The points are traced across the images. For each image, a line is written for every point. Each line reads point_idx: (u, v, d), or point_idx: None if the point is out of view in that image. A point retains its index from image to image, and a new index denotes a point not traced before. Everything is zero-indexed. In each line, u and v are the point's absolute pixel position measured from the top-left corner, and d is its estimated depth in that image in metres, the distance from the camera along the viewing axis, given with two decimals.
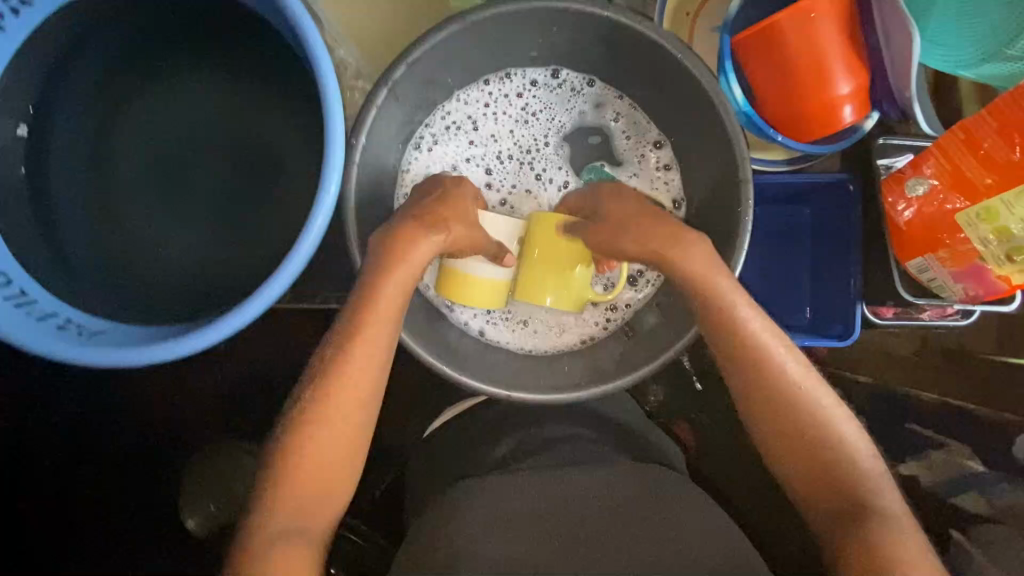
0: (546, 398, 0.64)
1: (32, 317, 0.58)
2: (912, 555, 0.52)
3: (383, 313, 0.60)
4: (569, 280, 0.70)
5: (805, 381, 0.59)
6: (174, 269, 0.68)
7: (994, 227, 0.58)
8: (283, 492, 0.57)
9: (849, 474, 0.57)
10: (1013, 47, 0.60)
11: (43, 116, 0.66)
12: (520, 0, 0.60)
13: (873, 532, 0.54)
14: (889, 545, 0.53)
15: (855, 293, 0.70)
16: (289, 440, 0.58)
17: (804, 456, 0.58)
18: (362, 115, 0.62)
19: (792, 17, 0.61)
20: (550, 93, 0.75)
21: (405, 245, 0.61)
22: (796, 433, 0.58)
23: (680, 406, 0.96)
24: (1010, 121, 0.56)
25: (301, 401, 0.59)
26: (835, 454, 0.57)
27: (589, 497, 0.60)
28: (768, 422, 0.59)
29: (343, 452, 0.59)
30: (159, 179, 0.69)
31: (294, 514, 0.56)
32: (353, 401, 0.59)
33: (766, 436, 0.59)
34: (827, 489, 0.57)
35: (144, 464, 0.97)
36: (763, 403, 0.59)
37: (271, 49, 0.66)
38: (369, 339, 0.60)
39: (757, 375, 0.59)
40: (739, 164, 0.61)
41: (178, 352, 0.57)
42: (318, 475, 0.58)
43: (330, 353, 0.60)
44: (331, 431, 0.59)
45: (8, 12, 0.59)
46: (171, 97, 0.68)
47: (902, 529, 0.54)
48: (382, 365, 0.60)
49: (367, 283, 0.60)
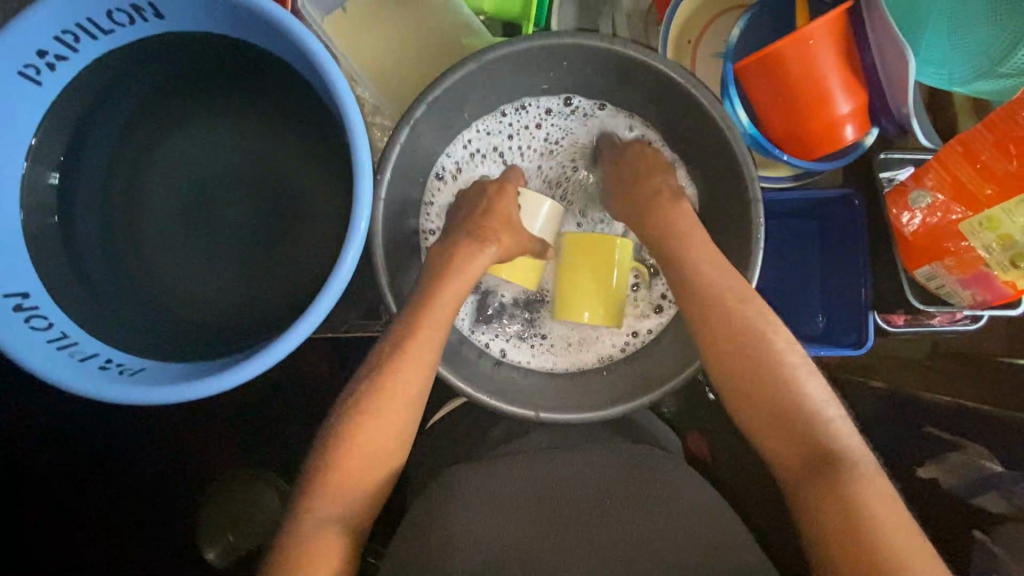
0: (574, 418, 0.66)
1: (75, 360, 0.61)
2: (876, 507, 0.54)
3: (434, 323, 0.64)
4: (607, 293, 0.75)
5: (784, 355, 0.62)
6: (206, 306, 0.71)
7: (998, 234, 0.61)
8: (325, 486, 0.60)
9: (822, 437, 0.59)
10: (1003, 66, 0.63)
11: (73, 163, 0.68)
12: (533, 38, 0.63)
13: (842, 488, 0.55)
14: (856, 501, 0.55)
15: (866, 302, 0.72)
16: (340, 430, 0.61)
17: (776, 422, 0.60)
18: (386, 152, 0.65)
19: (793, 44, 0.64)
20: (571, 123, 0.78)
21: (464, 256, 0.68)
22: (769, 401, 0.60)
23: (693, 418, 0.98)
24: (1006, 134, 0.59)
25: (357, 392, 0.63)
26: (806, 411, 0.60)
27: (618, 512, 0.61)
28: (742, 391, 0.62)
29: (389, 447, 0.62)
30: (188, 219, 0.72)
31: (340, 509, 0.59)
32: (403, 401, 0.63)
33: (740, 407, 0.62)
34: (796, 452, 0.59)
35: (163, 488, 0.98)
36: (739, 377, 0.62)
37: (294, 92, 0.68)
38: (421, 345, 0.63)
39: (736, 351, 0.62)
40: (749, 183, 0.64)
41: (220, 388, 0.59)
42: (358, 467, 0.61)
43: (383, 352, 0.63)
44: (379, 434, 0.62)
45: (45, 69, 0.61)
46: (199, 141, 0.71)
47: (869, 485, 0.56)
48: (429, 368, 0.64)
49: (424, 292, 0.65)
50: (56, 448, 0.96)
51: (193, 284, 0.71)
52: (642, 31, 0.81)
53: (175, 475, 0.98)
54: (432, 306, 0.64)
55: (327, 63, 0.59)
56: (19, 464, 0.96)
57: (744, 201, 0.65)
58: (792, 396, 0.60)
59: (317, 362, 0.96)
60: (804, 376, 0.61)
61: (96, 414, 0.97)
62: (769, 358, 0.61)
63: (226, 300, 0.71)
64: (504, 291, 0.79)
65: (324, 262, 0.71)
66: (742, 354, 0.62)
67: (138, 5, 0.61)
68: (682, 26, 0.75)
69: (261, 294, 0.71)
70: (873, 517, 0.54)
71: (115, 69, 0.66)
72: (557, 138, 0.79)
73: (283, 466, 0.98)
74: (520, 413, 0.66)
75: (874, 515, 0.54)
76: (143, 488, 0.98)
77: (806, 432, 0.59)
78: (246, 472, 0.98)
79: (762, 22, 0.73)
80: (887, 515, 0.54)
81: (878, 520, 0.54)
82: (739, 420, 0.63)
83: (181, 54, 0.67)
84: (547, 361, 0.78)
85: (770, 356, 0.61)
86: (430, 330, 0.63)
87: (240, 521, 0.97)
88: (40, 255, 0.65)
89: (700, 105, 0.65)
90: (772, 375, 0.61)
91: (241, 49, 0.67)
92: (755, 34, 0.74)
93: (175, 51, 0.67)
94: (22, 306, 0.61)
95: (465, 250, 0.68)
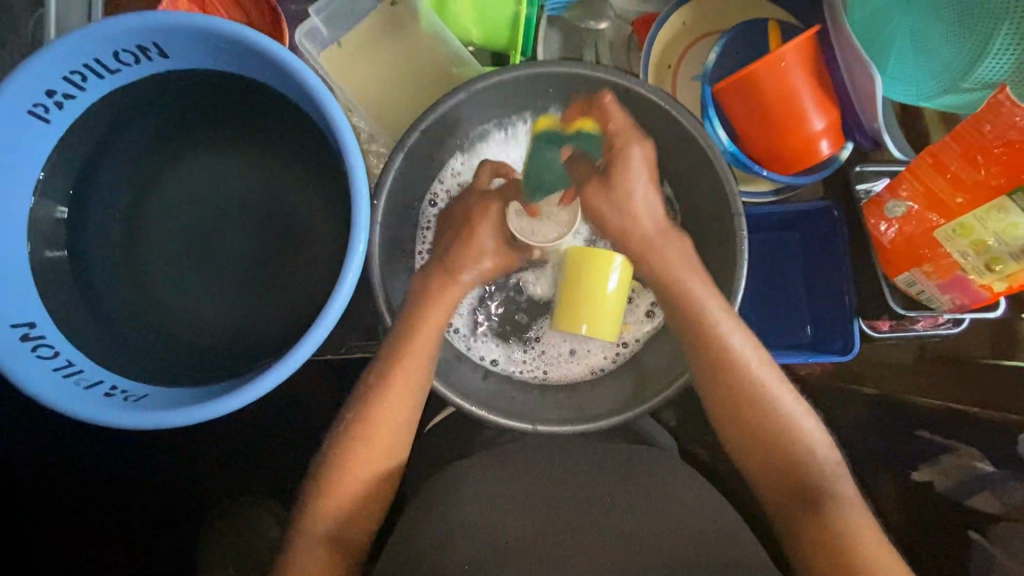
0: (571, 429, 0.68)
1: (80, 387, 0.63)
2: (864, 541, 0.59)
3: (427, 353, 0.68)
4: (603, 309, 0.75)
5: (776, 385, 0.66)
6: (208, 331, 0.73)
7: (971, 241, 0.63)
8: (328, 498, 0.64)
9: (811, 468, 0.63)
10: (968, 80, 0.66)
11: (79, 195, 0.70)
12: (518, 66, 0.67)
13: (830, 519, 0.60)
14: (843, 531, 0.59)
15: (850, 308, 0.74)
16: (334, 454, 0.66)
17: (769, 452, 0.64)
18: (382, 178, 0.68)
19: (765, 67, 0.67)
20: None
21: (439, 283, 0.71)
22: (763, 435, 0.65)
23: (694, 429, 1.00)
24: (973, 145, 0.62)
25: (348, 418, 0.67)
26: (796, 446, 0.64)
27: (618, 521, 0.63)
28: (738, 425, 0.65)
29: (382, 469, 0.67)
30: (190, 248, 0.74)
31: (342, 519, 0.64)
32: (393, 425, 0.67)
33: (736, 437, 0.66)
34: (789, 487, 0.63)
35: (162, 513, 0.98)
36: (734, 407, 0.65)
37: (294, 123, 0.72)
38: (413, 369, 0.67)
39: (733, 381, 0.66)
40: (730, 197, 0.67)
41: (221, 412, 0.61)
42: (354, 491, 0.65)
43: (374, 380, 0.68)
44: (378, 448, 0.66)
45: (54, 107, 0.64)
46: (201, 171, 0.74)
47: (853, 515, 0.60)
48: (417, 393, 0.68)
49: (411, 315, 0.68)
50: (56, 479, 0.96)
51: (195, 309, 0.73)
52: (625, 56, 0.85)
53: (182, 503, 0.98)
54: (426, 339, 0.68)
55: (325, 96, 0.61)
56: (16, 496, 0.96)
57: (727, 214, 0.68)
58: (784, 428, 0.64)
59: (318, 385, 0.97)
60: (795, 408, 0.66)
61: (96, 444, 0.97)
62: (763, 394, 0.65)
63: (228, 326, 0.73)
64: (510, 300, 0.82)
65: (322, 285, 0.73)
66: (738, 385, 0.65)
67: (144, 46, 0.63)
68: (662, 52, 0.79)
69: (261, 318, 0.73)
70: (858, 545, 0.58)
71: (121, 106, 0.69)
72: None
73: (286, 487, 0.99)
74: (518, 426, 0.68)
75: (859, 545, 0.58)
76: (152, 516, 0.98)
77: (797, 462, 0.63)
78: (249, 500, 0.98)
79: (738, 45, 0.77)
80: (871, 545, 0.58)
81: (863, 550, 0.58)
82: (733, 449, 0.67)
83: (184, 91, 0.71)
84: (539, 371, 0.80)
85: (764, 393, 0.65)
86: (421, 355, 0.67)
87: (246, 548, 0.97)
88: (46, 285, 0.67)
89: (681, 126, 0.68)
90: (764, 406, 0.65)
91: (241, 84, 0.70)
92: (732, 57, 0.77)
93: (178, 87, 0.70)
94: (29, 336, 0.63)
95: (453, 278, 0.72)
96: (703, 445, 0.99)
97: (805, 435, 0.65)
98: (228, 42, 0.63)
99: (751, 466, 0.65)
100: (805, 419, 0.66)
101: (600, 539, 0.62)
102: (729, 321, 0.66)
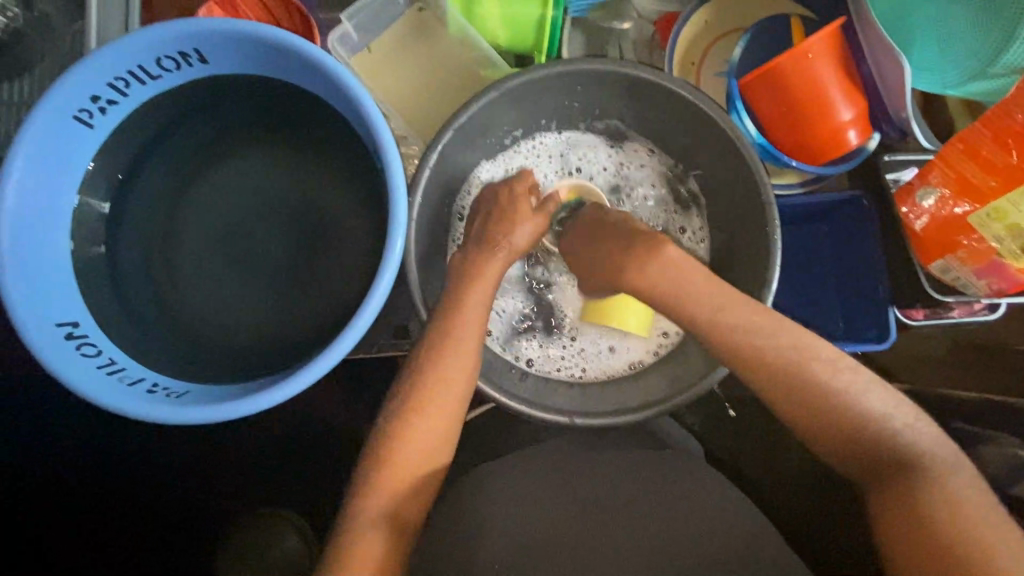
0: (609, 421, 0.69)
1: (124, 384, 0.63)
2: (965, 512, 0.53)
3: (468, 343, 0.68)
4: (627, 323, 0.78)
5: (835, 364, 0.61)
6: (245, 331, 0.73)
7: (1005, 225, 0.63)
8: (380, 486, 0.63)
9: (893, 444, 0.58)
10: (994, 66, 0.67)
11: (118, 198, 0.72)
12: (549, 64, 0.68)
13: (925, 496, 0.54)
14: (943, 508, 0.53)
15: (886, 299, 0.75)
16: (386, 437, 0.65)
17: (841, 436, 0.59)
18: (417, 174, 0.69)
19: (791, 59, 0.68)
20: (599, 146, 0.83)
21: (474, 262, 0.71)
22: (823, 412, 0.59)
23: (716, 437, 0.97)
24: (1003, 129, 0.62)
25: (397, 401, 0.67)
26: (866, 418, 0.59)
27: (660, 512, 0.63)
28: (790, 403, 0.61)
29: (432, 454, 0.66)
30: (224, 249, 0.75)
31: (396, 510, 0.63)
32: (442, 409, 0.66)
33: (800, 426, 0.61)
34: (866, 459, 0.59)
35: (179, 519, 0.98)
36: (789, 400, 0.60)
37: (328, 126, 0.73)
38: (458, 357, 0.67)
39: (785, 366, 0.61)
40: (762, 187, 0.68)
41: (263, 406, 0.61)
42: (404, 475, 0.64)
43: (423, 365, 0.67)
44: (427, 437, 0.66)
45: (97, 113, 0.66)
46: (236, 174, 0.76)
47: (951, 485, 0.55)
48: (467, 379, 0.67)
49: (451, 301, 0.69)
50: (67, 482, 0.96)
51: (229, 309, 0.74)
52: (647, 55, 0.86)
53: (197, 508, 0.98)
54: (468, 320, 0.68)
55: (362, 96, 0.63)
56: (16, 492, 0.95)
57: (760, 204, 0.69)
58: (852, 407, 0.59)
59: (346, 386, 0.97)
60: (860, 385, 0.60)
61: (119, 451, 0.97)
62: (815, 372, 0.60)
63: (263, 325, 0.74)
64: (547, 298, 0.83)
65: (355, 284, 0.74)
66: (789, 371, 0.61)
67: (185, 52, 0.65)
68: (686, 50, 0.81)
69: (296, 317, 0.74)
70: (963, 521, 0.52)
71: (159, 111, 0.71)
72: (588, 160, 0.83)
73: (313, 491, 0.99)
74: (555, 419, 0.69)
75: (967, 520, 0.52)
76: (159, 516, 0.98)
77: (874, 439, 0.58)
78: (268, 507, 0.98)
79: (760, 42, 0.79)
80: (979, 516, 0.53)
81: (974, 525, 0.52)
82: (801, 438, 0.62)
83: (220, 95, 0.72)
84: (576, 369, 0.80)
85: (816, 370, 0.60)
86: (465, 344, 0.68)
87: (260, 562, 0.96)
88: (86, 285, 0.68)
89: (709, 119, 0.69)
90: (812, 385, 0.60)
91: (277, 88, 0.71)
92: (755, 54, 0.79)
93: (217, 92, 0.72)
94: (73, 334, 0.64)
95: (479, 274, 0.71)
96: (728, 454, 0.97)
97: (872, 406, 0.59)
98: (268, 46, 0.64)
99: (820, 443, 0.61)
100: (876, 391, 0.60)
101: (643, 528, 0.61)
102: (773, 322, 0.63)
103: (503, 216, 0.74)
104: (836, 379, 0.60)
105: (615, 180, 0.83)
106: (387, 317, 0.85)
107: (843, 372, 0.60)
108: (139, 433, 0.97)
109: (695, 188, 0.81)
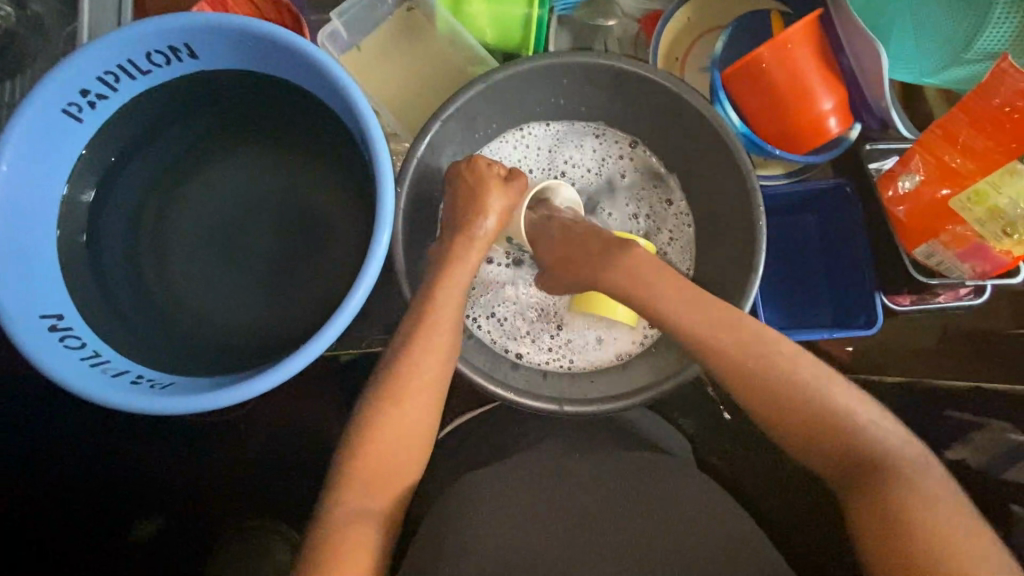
0: (596, 408, 0.69)
1: (107, 374, 0.63)
2: (933, 512, 0.53)
3: (447, 335, 0.67)
4: (613, 311, 0.78)
5: (801, 361, 0.63)
6: (229, 324, 0.73)
7: (987, 207, 0.65)
8: (363, 477, 0.63)
9: (865, 444, 0.59)
10: (971, 51, 0.71)
11: (104, 190, 0.72)
12: (534, 58, 0.70)
13: (884, 493, 0.55)
14: (907, 504, 0.54)
15: (871, 285, 0.76)
16: (368, 429, 0.64)
17: (812, 431, 0.61)
18: (405, 164, 0.69)
19: (771, 49, 0.70)
20: (584, 144, 0.84)
21: (463, 248, 0.72)
22: (797, 410, 0.61)
23: (711, 441, 0.95)
24: (979, 115, 0.65)
25: (379, 390, 0.66)
26: (839, 417, 0.60)
27: (652, 504, 0.62)
28: (763, 402, 0.62)
29: (415, 443, 0.65)
30: (211, 242, 0.75)
31: (375, 501, 0.62)
32: (426, 397, 0.66)
33: (772, 421, 0.62)
34: (840, 460, 0.60)
35: (169, 522, 0.96)
36: (755, 392, 0.63)
37: (316, 119, 0.74)
38: (438, 350, 0.67)
39: (765, 364, 0.63)
40: (746, 175, 0.69)
41: (242, 396, 0.60)
42: (384, 466, 0.63)
43: (404, 352, 0.67)
44: (408, 425, 0.65)
45: (86, 106, 0.66)
46: (223, 168, 0.76)
47: (918, 486, 0.55)
48: (449, 369, 0.67)
49: (435, 286, 0.69)
50: (52, 485, 0.94)
51: (215, 302, 0.74)
52: (632, 53, 0.88)
53: (185, 515, 0.97)
54: (449, 304, 0.68)
55: (351, 89, 0.63)
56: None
57: (743, 191, 0.70)
58: (823, 403, 0.60)
59: (338, 383, 0.96)
60: (829, 384, 0.62)
61: (107, 452, 0.95)
62: (788, 369, 0.62)
63: (252, 320, 0.73)
64: (535, 291, 0.83)
65: (343, 276, 0.74)
66: (766, 368, 0.63)
67: (175, 46, 0.65)
68: (670, 44, 0.83)
69: (284, 310, 0.74)
70: (921, 517, 0.53)
71: (146, 105, 0.71)
72: (573, 163, 0.85)
73: (305, 495, 0.97)
74: (545, 407, 0.69)
75: (925, 516, 0.53)
76: (146, 519, 0.96)
77: (843, 437, 0.60)
78: (260, 518, 0.97)
79: (742, 38, 0.81)
80: (941, 511, 0.53)
81: (929, 522, 0.53)
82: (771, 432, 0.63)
83: (206, 91, 0.72)
84: (564, 360, 0.80)
85: (789, 367, 0.62)
86: (446, 339, 0.67)
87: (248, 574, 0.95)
88: (71, 277, 0.68)
89: (694, 111, 0.70)
90: (793, 382, 0.62)
91: (267, 84, 0.72)
92: (737, 49, 0.81)
93: (203, 87, 0.72)
94: (57, 327, 0.63)
95: (467, 265, 0.71)
96: (723, 460, 0.95)
97: (846, 405, 0.61)
98: (257, 41, 0.65)
99: (798, 444, 0.62)
100: (841, 387, 0.62)
101: (630, 516, 0.61)
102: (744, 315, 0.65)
103: (475, 194, 0.73)
104: (809, 377, 0.62)
105: (601, 184, 0.85)
106: (378, 310, 0.85)
107: (818, 372, 0.62)
108: (128, 438, 0.96)
109: (673, 187, 0.83)
